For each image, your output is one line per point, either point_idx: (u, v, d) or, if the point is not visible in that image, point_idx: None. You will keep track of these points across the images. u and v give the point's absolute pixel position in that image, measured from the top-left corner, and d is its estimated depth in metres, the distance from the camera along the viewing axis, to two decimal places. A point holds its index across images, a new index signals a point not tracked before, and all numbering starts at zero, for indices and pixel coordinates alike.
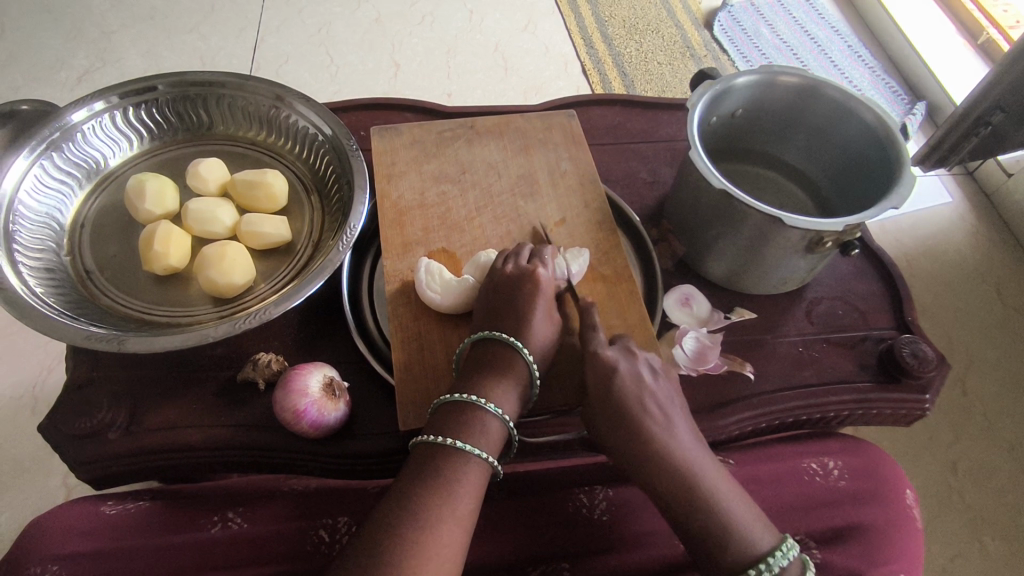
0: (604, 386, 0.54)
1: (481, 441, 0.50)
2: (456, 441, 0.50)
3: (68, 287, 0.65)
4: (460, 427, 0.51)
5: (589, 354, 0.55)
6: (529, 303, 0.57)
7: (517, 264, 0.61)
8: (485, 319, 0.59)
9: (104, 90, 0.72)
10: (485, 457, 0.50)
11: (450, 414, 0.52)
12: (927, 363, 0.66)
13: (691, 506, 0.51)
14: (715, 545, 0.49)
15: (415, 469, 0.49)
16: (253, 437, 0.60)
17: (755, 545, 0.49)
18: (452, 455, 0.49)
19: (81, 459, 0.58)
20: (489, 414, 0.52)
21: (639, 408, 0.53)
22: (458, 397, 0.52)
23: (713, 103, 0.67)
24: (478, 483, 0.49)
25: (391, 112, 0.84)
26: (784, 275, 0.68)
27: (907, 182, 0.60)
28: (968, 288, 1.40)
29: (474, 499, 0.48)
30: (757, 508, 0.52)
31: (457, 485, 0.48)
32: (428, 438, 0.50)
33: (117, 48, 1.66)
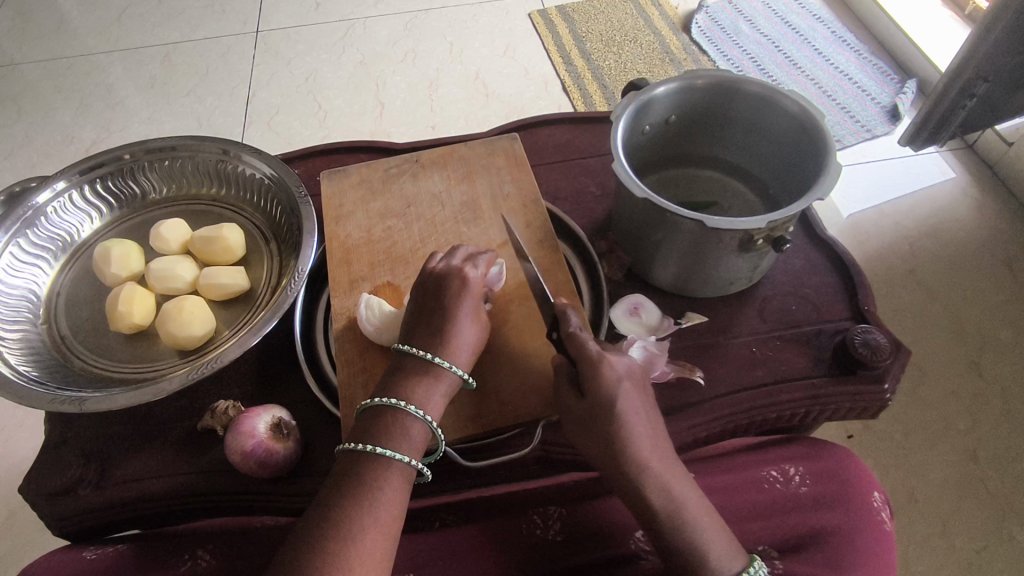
0: (602, 394, 0.54)
1: (403, 445, 0.53)
2: (376, 447, 0.52)
3: (45, 353, 0.69)
4: (381, 433, 0.53)
5: (593, 361, 0.54)
6: (457, 302, 0.59)
7: (448, 262, 0.62)
8: (414, 313, 0.60)
9: (67, 169, 0.78)
10: (409, 460, 0.53)
11: (375, 418, 0.55)
12: (880, 352, 0.64)
13: (672, 520, 0.52)
14: (686, 560, 0.51)
15: (339, 478, 0.52)
16: (213, 480, 0.62)
17: (726, 561, 0.51)
18: (375, 461, 0.52)
19: (58, 515, 0.62)
20: (411, 416, 0.54)
21: (630, 420, 0.53)
22: (380, 402, 0.55)
23: (638, 115, 0.68)
24: (400, 486, 0.52)
25: (346, 155, 0.87)
26: (728, 276, 0.67)
27: (833, 171, 0.59)
28: (976, 265, 1.35)
29: (397, 502, 0.51)
30: (729, 529, 0.53)
31: (379, 493, 0.51)
32: (350, 445, 0.53)
33: (121, 118, 1.76)
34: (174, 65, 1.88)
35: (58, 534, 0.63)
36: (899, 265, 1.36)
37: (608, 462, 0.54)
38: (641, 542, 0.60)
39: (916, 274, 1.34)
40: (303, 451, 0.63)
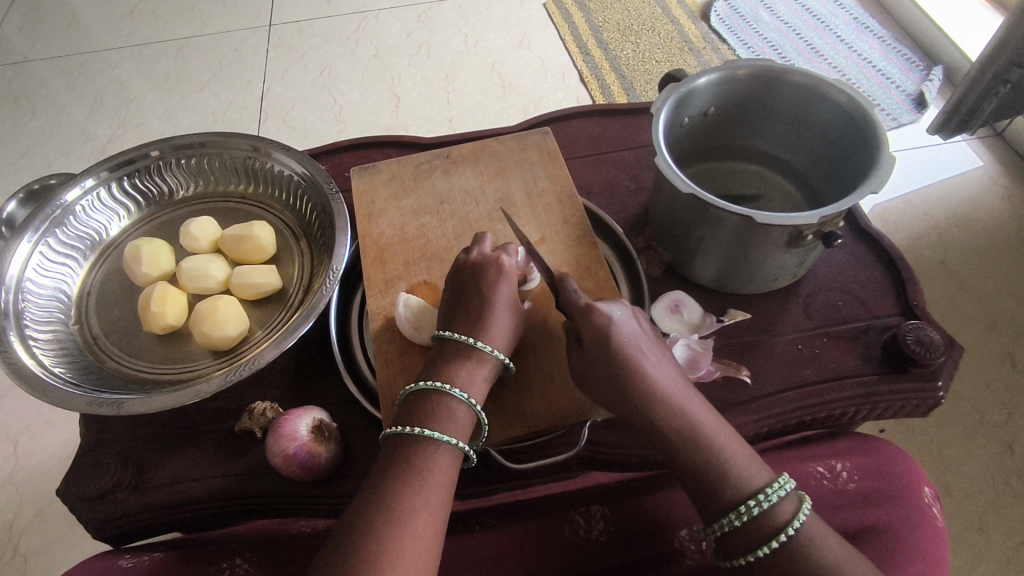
0: (597, 336, 0.53)
1: (449, 427, 0.52)
2: (423, 429, 0.51)
3: (78, 354, 0.68)
4: (427, 415, 0.52)
5: (583, 310, 0.54)
6: (493, 289, 0.58)
7: (482, 251, 0.60)
8: (451, 303, 0.59)
9: (94, 166, 0.77)
10: (456, 443, 0.51)
11: (419, 402, 0.53)
12: (935, 349, 0.63)
13: (688, 446, 0.50)
14: (708, 487, 0.49)
15: (387, 461, 0.51)
16: (251, 484, 0.61)
17: (747, 481, 0.48)
18: (422, 443, 0.51)
19: (96, 518, 0.61)
20: (456, 399, 0.53)
21: (631, 357, 0.52)
22: (424, 385, 0.54)
23: (678, 107, 0.66)
24: (450, 468, 0.51)
25: (373, 151, 0.86)
26: (773, 271, 0.65)
27: (886, 162, 0.57)
28: (1007, 254, 1.32)
29: (445, 484, 0.50)
30: (752, 450, 0.51)
31: (428, 474, 0.49)
32: (396, 429, 0.52)
33: (137, 114, 1.75)
34: (187, 60, 1.86)
35: (95, 539, 0.62)
36: (929, 255, 1.33)
37: (619, 403, 0.53)
38: (685, 541, 0.59)
39: (947, 264, 1.32)
40: (343, 453, 0.62)
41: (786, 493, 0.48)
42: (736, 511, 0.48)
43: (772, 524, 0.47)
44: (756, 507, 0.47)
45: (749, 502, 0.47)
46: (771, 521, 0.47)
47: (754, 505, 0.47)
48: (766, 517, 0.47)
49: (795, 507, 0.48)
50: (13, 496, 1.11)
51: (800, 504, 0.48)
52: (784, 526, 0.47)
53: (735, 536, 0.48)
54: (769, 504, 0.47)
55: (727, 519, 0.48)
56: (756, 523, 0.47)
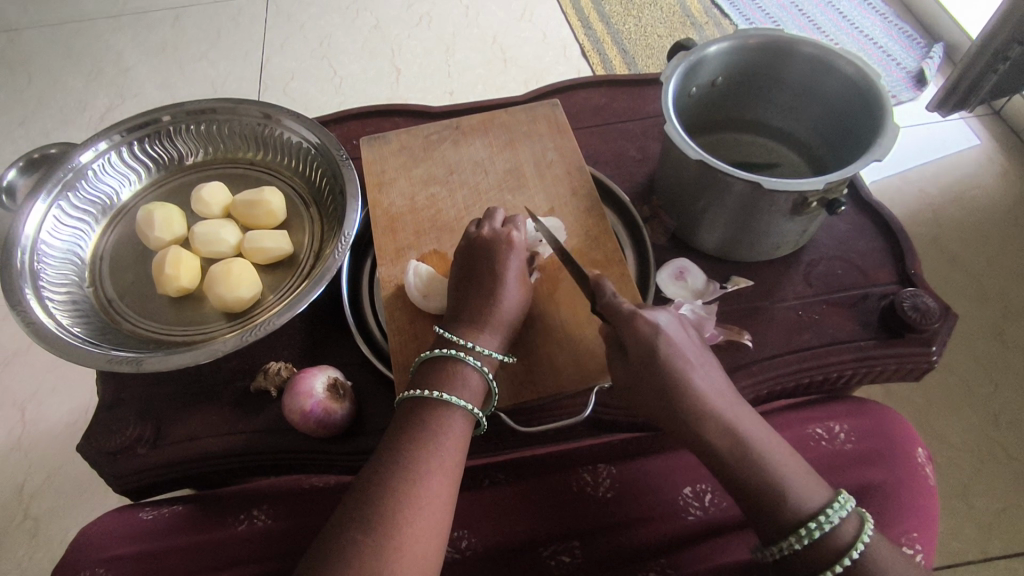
0: (643, 350, 0.52)
1: (464, 393, 0.54)
2: (441, 394, 0.53)
3: (93, 315, 0.69)
4: (443, 380, 0.54)
5: (627, 319, 0.53)
6: (503, 264, 0.59)
7: (492, 227, 0.61)
8: (461, 275, 0.60)
9: (106, 130, 0.77)
10: (470, 408, 0.54)
11: (434, 369, 0.55)
12: (930, 316, 0.65)
13: (739, 461, 0.50)
14: (765, 502, 0.49)
15: (405, 422, 0.53)
16: (267, 440, 0.63)
17: (806, 501, 0.49)
18: (438, 407, 0.53)
19: (116, 474, 0.63)
20: (470, 367, 0.55)
21: (681, 371, 0.52)
22: (440, 351, 0.56)
23: (688, 75, 0.67)
24: (464, 430, 0.53)
25: (381, 120, 0.87)
26: (776, 240, 0.67)
27: (892, 130, 0.58)
28: (1001, 231, 1.35)
29: (460, 448, 0.52)
30: (806, 463, 0.51)
31: (444, 437, 0.51)
32: (413, 392, 0.54)
33: (134, 84, 1.74)
34: (185, 29, 1.84)
35: (116, 492, 0.64)
36: (925, 231, 1.35)
37: (670, 417, 0.53)
38: (689, 498, 0.63)
39: (941, 241, 1.33)
40: (357, 412, 0.64)
41: (846, 514, 0.48)
42: (797, 535, 0.48)
43: (835, 545, 0.48)
44: (820, 528, 0.48)
45: (811, 524, 0.48)
46: (835, 543, 0.48)
47: (815, 528, 0.48)
48: (828, 541, 0.48)
49: (857, 528, 0.48)
50: (19, 459, 1.13)
51: (862, 523, 0.48)
52: (848, 547, 0.47)
53: (795, 560, 0.48)
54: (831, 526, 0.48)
55: (787, 544, 0.48)
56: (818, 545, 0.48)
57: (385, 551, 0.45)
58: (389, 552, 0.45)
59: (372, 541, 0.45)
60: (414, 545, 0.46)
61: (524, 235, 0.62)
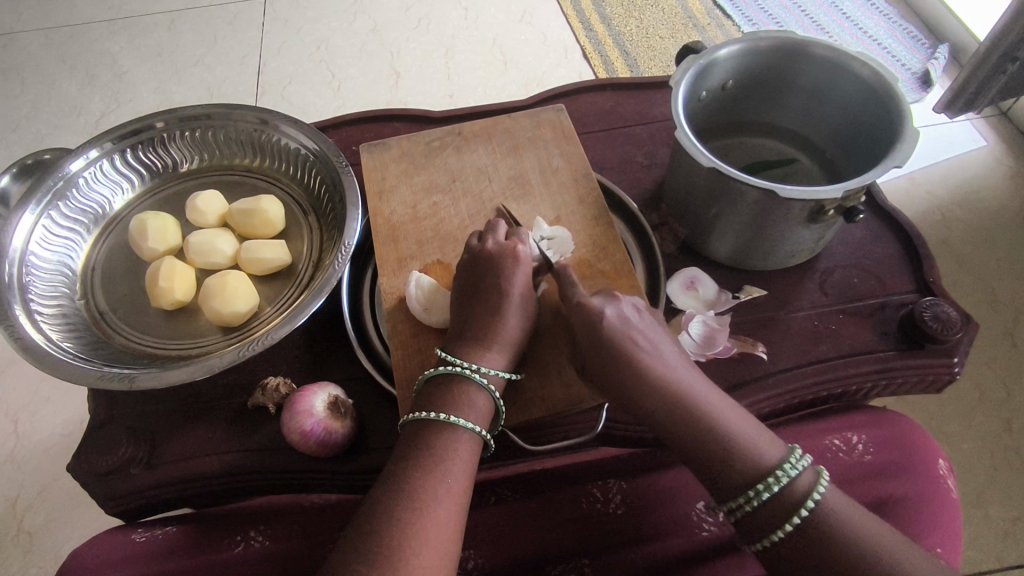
0: (592, 332, 0.54)
1: (471, 415, 0.52)
2: (448, 416, 0.51)
3: (84, 329, 0.67)
4: (449, 401, 0.52)
5: (575, 306, 0.55)
6: (510, 278, 0.57)
7: (497, 240, 0.59)
8: (465, 288, 0.58)
9: (98, 136, 0.75)
10: (478, 431, 0.51)
11: (440, 389, 0.53)
12: (951, 326, 0.63)
13: (692, 430, 0.51)
14: (721, 470, 0.50)
15: (409, 446, 0.51)
16: (264, 460, 0.61)
17: (760, 460, 0.50)
18: (444, 431, 0.50)
19: (108, 495, 0.61)
20: (477, 388, 0.53)
21: (631, 348, 0.53)
22: (445, 371, 0.53)
23: (698, 79, 0.64)
24: (471, 454, 0.51)
25: (381, 125, 0.85)
26: (791, 249, 0.65)
27: (911, 136, 0.56)
28: (1009, 233, 1.33)
29: (467, 471, 0.50)
30: (761, 425, 0.52)
31: (450, 462, 0.49)
32: (419, 415, 0.52)
33: (129, 89, 1.71)
34: (181, 33, 1.82)
35: (108, 514, 0.62)
36: (932, 234, 1.33)
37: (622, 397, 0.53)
38: (703, 513, 0.61)
39: (949, 245, 1.31)
40: (359, 430, 0.62)
41: (800, 469, 0.50)
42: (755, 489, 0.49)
43: (790, 500, 0.49)
44: (775, 483, 0.49)
45: (767, 479, 0.49)
46: (790, 496, 0.49)
47: (772, 483, 0.49)
48: (783, 496, 0.49)
49: (812, 481, 0.49)
50: (12, 474, 1.11)
51: (817, 475, 0.50)
52: (801, 502, 0.49)
53: (753, 519, 0.50)
54: (785, 478, 0.49)
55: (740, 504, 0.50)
56: (775, 501, 0.49)
57: None
58: None
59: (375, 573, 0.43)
60: None
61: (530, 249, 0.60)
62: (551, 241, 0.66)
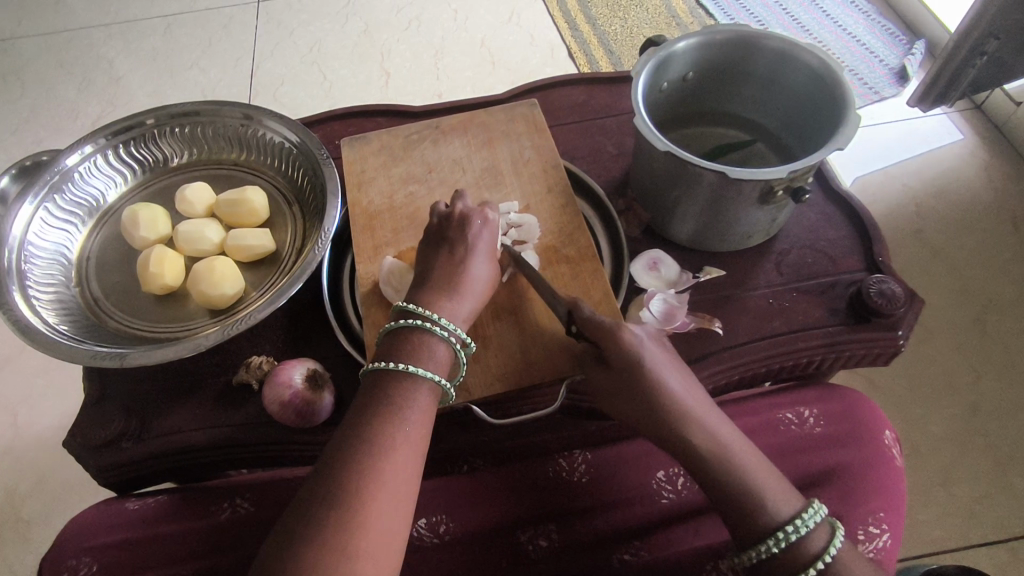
0: (621, 362, 0.54)
1: (431, 365, 0.55)
2: (407, 365, 0.54)
3: (79, 313, 0.71)
4: (410, 352, 0.55)
5: (607, 333, 0.54)
6: (473, 240, 0.61)
7: (465, 205, 0.63)
8: (431, 251, 0.62)
9: (93, 133, 0.79)
10: (436, 380, 0.55)
11: (402, 339, 0.56)
12: (896, 301, 0.67)
13: (719, 468, 0.52)
14: (746, 514, 0.51)
15: (371, 395, 0.54)
16: (248, 433, 0.65)
17: (781, 508, 0.51)
18: (404, 381, 0.54)
19: (101, 466, 0.65)
20: (436, 338, 0.56)
21: (661, 381, 0.54)
22: (407, 323, 0.56)
23: (658, 70, 0.68)
24: (429, 404, 0.54)
25: (363, 120, 0.89)
26: (745, 229, 0.69)
27: (853, 120, 0.60)
28: (981, 223, 1.36)
29: (425, 423, 0.53)
30: (780, 474, 0.53)
31: (411, 410, 0.53)
32: (381, 364, 0.55)
33: (126, 92, 1.75)
34: (176, 37, 1.86)
35: (102, 484, 0.66)
36: (906, 224, 1.37)
37: (649, 426, 0.55)
38: (662, 482, 0.65)
39: (922, 234, 1.35)
40: (336, 403, 0.65)
41: (819, 523, 0.51)
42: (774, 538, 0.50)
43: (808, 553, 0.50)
44: (793, 533, 0.50)
45: (787, 529, 0.50)
46: (805, 549, 0.50)
47: (795, 535, 0.50)
48: (802, 547, 0.50)
49: (827, 536, 0.51)
50: (14, 462, 1.15)
51: (833, 532, 0.51)
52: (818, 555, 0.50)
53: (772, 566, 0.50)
54: (804, 530, 0.50)
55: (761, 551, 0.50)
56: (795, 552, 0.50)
57: (348, 524, 0.46)
58: (352, 526, 0.46)
59: (336, 515, 0.47)
60: (378, 518, 0.47)
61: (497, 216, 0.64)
62: (519, 227, 0.70)
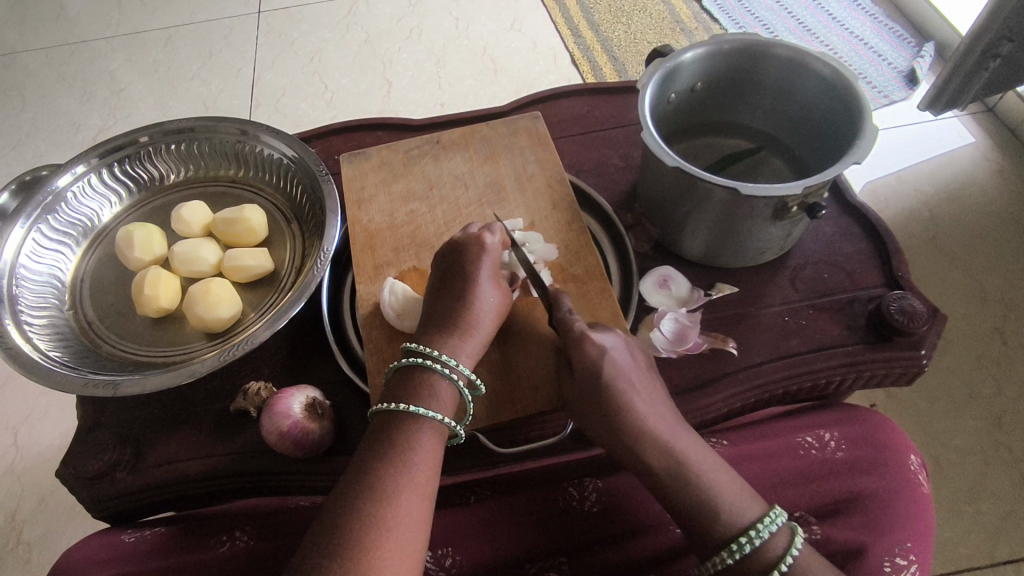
0: (588, 371, 0.54)
1: (434, 404, 0.53)
2: (409, 405, 0.52)
3: (73, 338, 0.69)
4: (411, 391, 0.53)
5: (575, 339, 0.55)
6: (475, 265, 0.58)
7: (466, 232, 0.61)
8: (436, 282, 0.60)
9: (86, 152, 0.77)
10: (441, 418, 0.53)
11: (405, 379, 0.54)
12: (917, 318, 0.64)
13: (676, 476, 0.52)
14: (702, 525, 0.51)
15: (375, 436, 0.52)
16: (246, 462, 0.62)
17: (738, 519, 0.50)
18: (407, 420, 0.52)
19: (96, 497, 0.62)
20: (439, 376, 0.54)
21: (623, 389, 0.54)
22: (409, 361, 0.55)
23: (665, 83, 0.66)
24: (435, 443, 0.52)
25: (363, 134, 0.87)
26: (759, 246, 0.66)
27: (869, 131, 0.57)
28: (997, 228, 1.33)
29: (432, 462, 0.51)
30: (745, 485, 0.53)
31: (414, 453, 0.50)
32: (383, 405, 0.53)
33: (127, 105, 1.74)
34: (177, 48, 1.85)
35: (97, 516, 0.63)
36: (919, 231, 1.34)
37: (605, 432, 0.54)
38: None
39: (936, 241, 1.32)
40: (337, 432, 0.63)
41: (777, 527, 0.50)
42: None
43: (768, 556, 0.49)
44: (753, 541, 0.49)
45: (743, 538, 0.49)
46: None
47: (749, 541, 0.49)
48: (759, 553, 0.49)
49: (787, 541, 0.50)
50: (14, 484, 1.13)
51: (791, 535, 0.50)
52: (777, 560, 0.49)
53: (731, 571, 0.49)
54: (761, 539, 0.49)
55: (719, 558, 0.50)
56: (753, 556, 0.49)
57: None
58: None
59: (339, 564, 0.44)
60: (385, 571, 0.45)
61: (500, 239, 0.61)
62: (525, 244, 0.67)
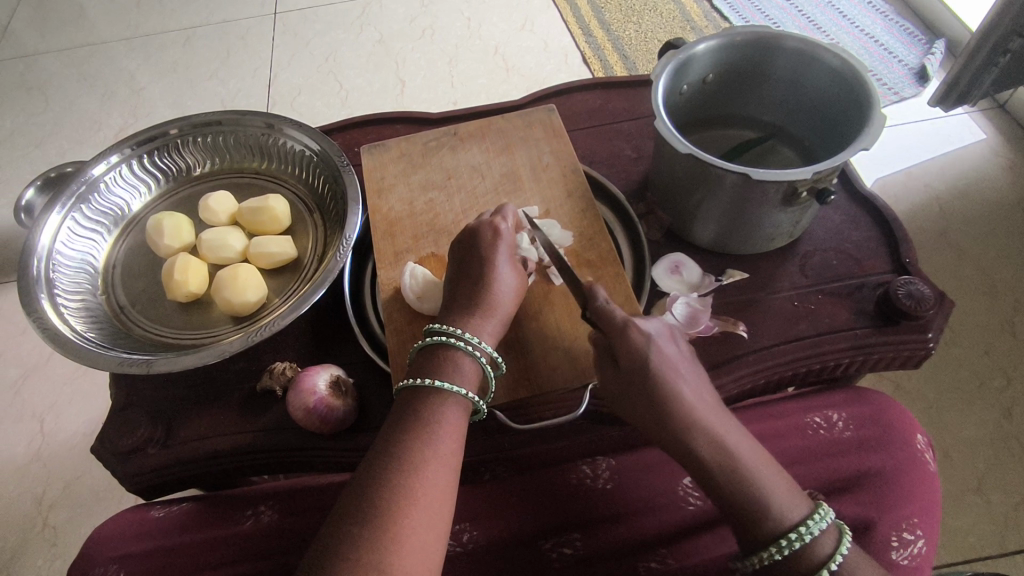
0: (634, 361, 0.53)
1: (458, 379, 0.55)
2: (434, 380, 0.55)
3: (106, 320, 0.72)
4: (436, 367, 0.56)
5: (619, 329, 0.54)
6: (491, 248, 0.61)
7: (479, 219, 0.64)
8: (454, 267, 0.62)
9: (118, 143, 0.80)
10: (466, 393, 0.55)
11: (430, 357, 0.57)
12: (925, 302, 0.65)
13: (725, 469, 0.52)
14: (750, 519, 0.51)
15: (401, 412, 0.54)
16: (272, 439, 0.65)
17: (785, 515, 0.51)
18: (432, 395, 0.54)
19: (129, 472, 0.65)
20: (463, 353, 0.56)
21: (669, 380, 0.53)
22: (433, 339, 0.57)
23: (678, 73, 0.68)
24: (459, 417, 0.54)
25: (382, 127, 0.89)
26: (769, 232, 0.68)
27: (877, 119, 0.59)
28: (1008, 223, 1.34)
29: (456, 436, 0.53)
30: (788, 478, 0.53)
31: (441, 427, 0.53)
32: (409, 381, 0.56)
33: (146, 104, 1.78)
34: (195, 49, 1.89)
35: (129, 491, 0.66)
36: (929, 226, 1.35)
37: (651, 422, 0.54)
38: (687, 489, 0.64)
39: (947, 235, 1.33)
40: (359, 410, 0.65)
41: (825, 525, 0.51)
42: (776, 545, 0.50)
43: (815, 555, 0.50)
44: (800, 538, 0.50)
45: (790, 535, 0.50)
46: (812, 554, 0.50)
47: (795, 538, 0.50)
48: (806, 551, 0.50)
49: (834, 540, 0.51)
50: (41, 469, 1.16)
51: (839, 536, 0.51)
52: (825, 559, 0.50)
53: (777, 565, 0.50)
54: (810, 538, 0.50)
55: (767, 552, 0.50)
56: (798, 554, 0.50)
57: (385, 541, 0.46)
58: (388, 545, 0.46)
59: (369, 531, 0.47)
60: (412, 537, 0.47)
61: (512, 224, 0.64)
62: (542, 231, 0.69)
